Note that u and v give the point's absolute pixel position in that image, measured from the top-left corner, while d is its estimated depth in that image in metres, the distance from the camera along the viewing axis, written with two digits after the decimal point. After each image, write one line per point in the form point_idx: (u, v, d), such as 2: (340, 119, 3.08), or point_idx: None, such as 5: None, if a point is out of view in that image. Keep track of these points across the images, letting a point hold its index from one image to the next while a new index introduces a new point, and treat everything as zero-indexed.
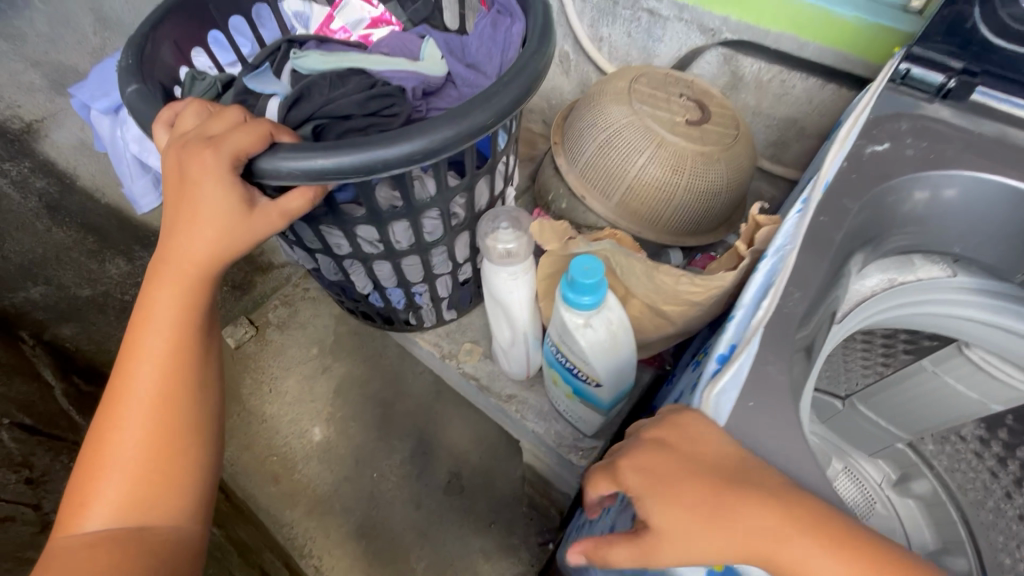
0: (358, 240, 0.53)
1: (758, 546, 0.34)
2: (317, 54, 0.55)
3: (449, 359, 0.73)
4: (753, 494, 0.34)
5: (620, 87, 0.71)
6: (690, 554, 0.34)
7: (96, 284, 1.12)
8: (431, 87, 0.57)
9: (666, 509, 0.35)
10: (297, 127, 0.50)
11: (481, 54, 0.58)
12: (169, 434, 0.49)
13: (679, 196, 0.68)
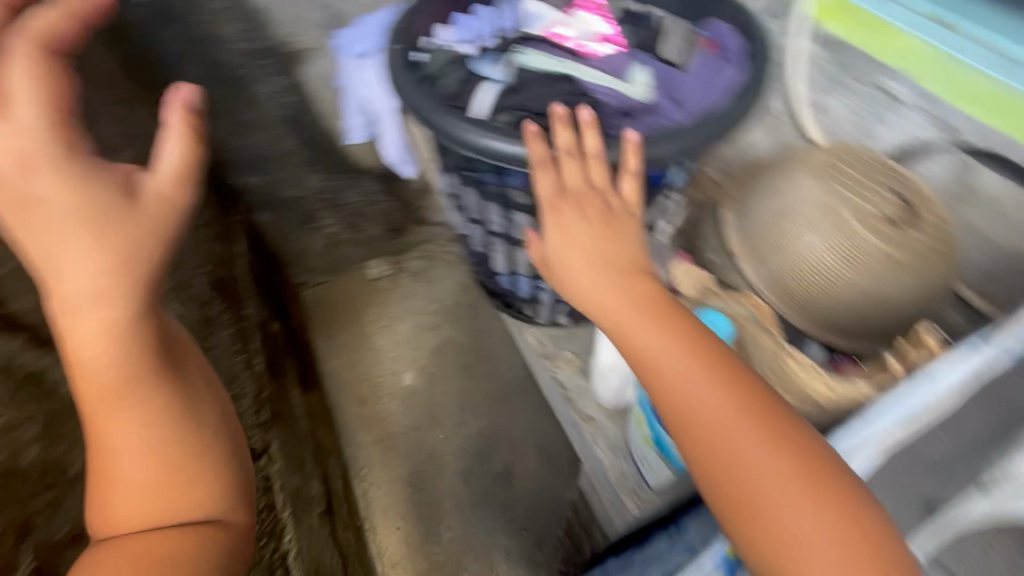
0: (514, 223, 0.63)
1: (619, 304, 0.51)
2: (541, 56, 0.62)
3: (546, 360, 0.76)
4: (628, 279, 0.51)
5: (821, 161, 0.66)
6: (580, 280, 0.53)
7: (298, 189, 1.47)
8: (629, 109, 0.59)
9: (575, 240, 0.54)
10: (502, 114, 0.56)
11: (689, 93, 0.60)
12: (172, 455, 0.46)
13: (845, 294, 0.63)
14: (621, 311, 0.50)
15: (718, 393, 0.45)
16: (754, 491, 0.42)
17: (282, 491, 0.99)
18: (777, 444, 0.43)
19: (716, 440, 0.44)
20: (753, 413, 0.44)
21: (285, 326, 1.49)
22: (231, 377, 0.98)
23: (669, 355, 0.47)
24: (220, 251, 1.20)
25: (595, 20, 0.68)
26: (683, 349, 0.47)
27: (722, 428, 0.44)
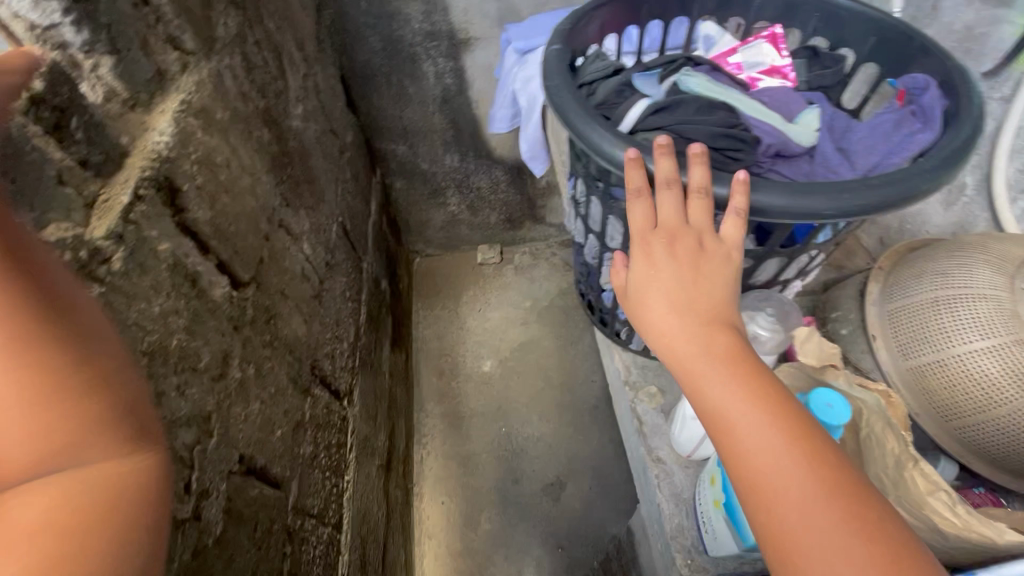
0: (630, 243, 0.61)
1: (695, 348, 0.48)
2: (704, 79, 0.58)
3: (629, 388, 0.73)
4: (711, 323, 0.49)
5: (1009, 255, 0.59)
6: (658, 313, 0.51)
7: (433, 165, 1.59)
8: (786, 151, 0.54)
9: (662, 271, 0.52)
10: (646, 131, 0.54)
11: (860, 146, 0.55)
12: (54, 394, 0.30)
13: (998, 409, 0.57)
14: (698, 366, 0.48)
15: (794, 478, 0.41)
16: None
17: (353, 434, 1.07)
18: (867, 550, 0.37)
19: (792, 532, 0.40)
20: (835, 507, 0.39)
21: (392, 287, 1.60)
22: (337, 320, 1.08)
23: (742, 424, 0.44)
24: (356, 207, 1.33)
25: (770, 53, 0.64)
26: (757, 420, 0.44)
27: (800, 522, 0.40)
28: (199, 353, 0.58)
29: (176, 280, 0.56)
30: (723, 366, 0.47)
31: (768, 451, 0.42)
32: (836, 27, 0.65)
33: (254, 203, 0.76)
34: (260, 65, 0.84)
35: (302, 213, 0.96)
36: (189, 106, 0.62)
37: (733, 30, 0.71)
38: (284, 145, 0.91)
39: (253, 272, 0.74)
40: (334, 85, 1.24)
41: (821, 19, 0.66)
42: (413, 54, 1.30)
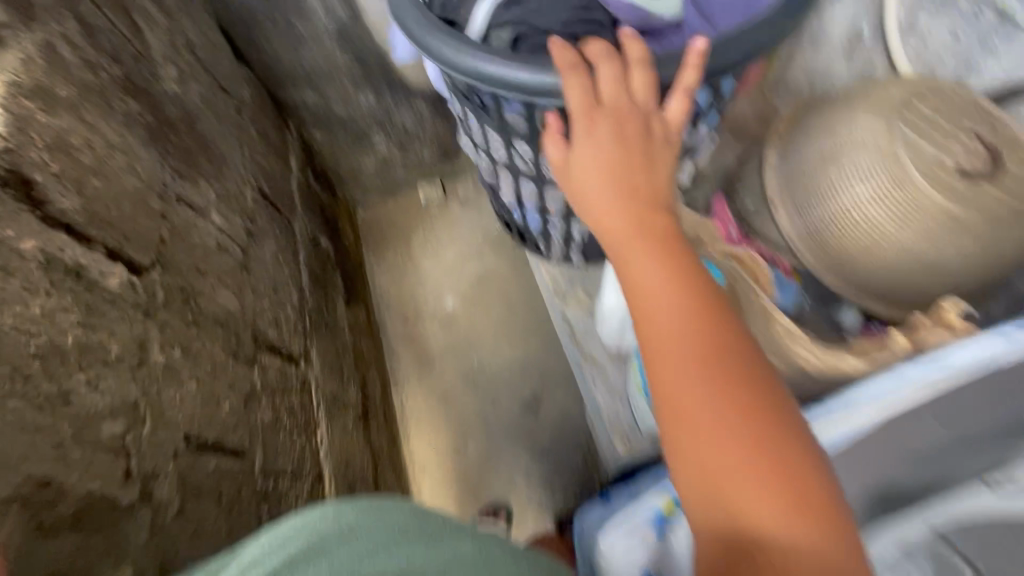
0: (517, 155, 0.62)
1: (638, 225, 0.49)
2: None
3: (557, 297, 0.76)
4: (654, 209, 0.50)
5: (885, 103, 0.70)
6: (601, 185, 0.51)
7: (348, 107, 1.49)
8: (650, 28, 0.58)
9: (603, 148, 0.51)
10: (498, 29, 0.57)
11: (721, 10, 0.58)
12: None
13: (878, 237, 0.70)
14: (636, 241, 0.49)
15: (698, 347, 0.45)
16: (703, 446, 0.43)
17: (318, 393, 1.09)
18: (740, 405, 0.43)
19: (682, 390, 0.45)
20: (726, 373, 0.45)
21: (335, 243, 1.56)
22: (275, 286, 1.06)
23: (658, 296, 0.47)
24: (273, 167, 1.26)
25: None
26: (671, 295, 0.47)
27: (690, 383, 0.44)
28: (106, 344, 0.57)
29: (55, 275, 0.53)
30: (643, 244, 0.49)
31: (676, 322, 0.46)
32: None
33: (138, 180, 0.72)
34: (106, 27, 0.76)
35: (204, 182, 0.91)
36: (20, 86, 0.57)
37: None
38: (162, 114, 0.84)
39: (155, 252, 0.71)
40: (212, 36, 1.13)
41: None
42: None
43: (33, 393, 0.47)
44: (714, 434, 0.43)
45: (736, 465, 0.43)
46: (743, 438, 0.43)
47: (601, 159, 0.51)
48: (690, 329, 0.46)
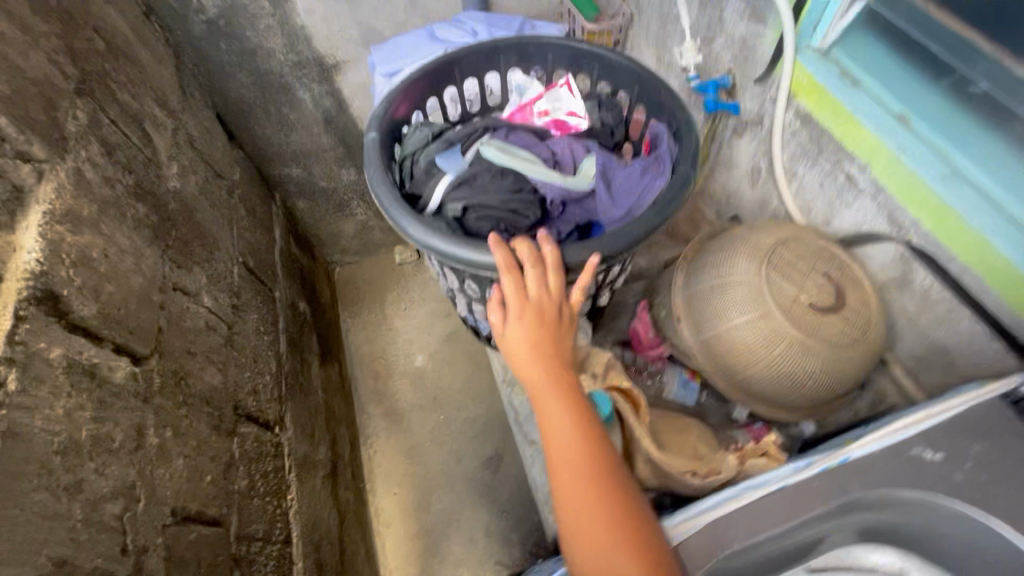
0: (467, 284, 0.76)
1: (548, 386, 0.58)
2: (495, 147, 0.73)
3: (506, 384, 0.88)
4: (562, 372, 0.59)
5: (763, 245, 0.71)
6: (520, 353, 0.60)
7: (331, 181, 1.63)
8: (571, 199, 0.73)
9: (521, 321, 0.61)
10: (451, 204, 0.69)
11: (623, 187, 0.71)
12: None
13: (762, 367, 0.69)
14: (545, 397, 0.58)
15: (583, 451, 0.54)
16: (584, 533, 0.51)
17: (290, 456, 1.17)
18: (626, 538, 0.49)
19: (570, 485, 0.53)
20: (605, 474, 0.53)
21: (313, 305, 1.65)
22: (255, 356, 1.15)
23: (554, 409, 0.57)
24: (258, 240, 1.37)
25: (568, 96, 0.78)
26: (564, 410, 0.57)
27: (576, 480, 0.53)
28: (111, 434, 0.66)
29: (74, 378, 0.63)
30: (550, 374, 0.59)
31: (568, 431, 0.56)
32: (613, 75, 0.78)
33: (141, 278, 0.82)
34: (121, 142, 0.88)
35: (197, 269, 1.01)
36: (53, 214, 0.68)
37: (540, 78, 0.83)
38: (165, 211, 0.95)
39: (155, 342, 0.81)
40: (210, 126, 1.26)
41: (601, 68, 0.78)
42: (285, 84, 1.34)
43: (53, 484, 0.57)
44: (592, 521, 0.50)
45: (608, 547, 0.49)
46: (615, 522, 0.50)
47: (520, 330, 0.60)
48: (579, 437, 0.55)
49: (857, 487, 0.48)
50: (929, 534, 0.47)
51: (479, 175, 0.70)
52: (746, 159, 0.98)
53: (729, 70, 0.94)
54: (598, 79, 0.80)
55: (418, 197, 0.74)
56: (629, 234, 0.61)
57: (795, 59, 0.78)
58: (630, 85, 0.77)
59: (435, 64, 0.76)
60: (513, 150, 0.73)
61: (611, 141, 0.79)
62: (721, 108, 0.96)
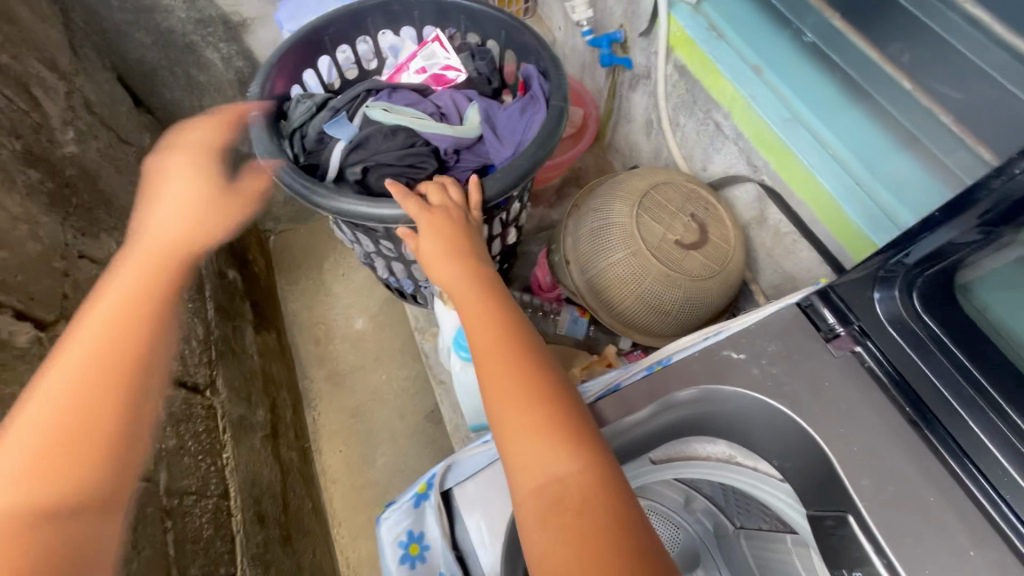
0: (381, 245, 0.74)
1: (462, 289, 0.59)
2: (381, 109, 0.75)
3: (418, 332, 0.94)
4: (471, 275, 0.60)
5: (638, 189, 0.79)
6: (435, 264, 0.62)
7: None
8: (462, 147, 0.76)
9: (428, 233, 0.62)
10: (350, 168, 0.72)
11: (507, 128, 0.76)
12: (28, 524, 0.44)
13: (635, 299, 0.77)
14: (460, 300, 0.58)
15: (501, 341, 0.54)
16: (519, 428, 0.48)
17: (224, 417, 1.20)
18: (543, 413, 0.48)
19: (490, 375, 0.51)
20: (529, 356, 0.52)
21: (245, 272, 1.64)
22: None
23: (486, 312, 0.56)
24: None
25: (440, 50, 0.82)
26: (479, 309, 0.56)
27: (511, 373, 0.51)
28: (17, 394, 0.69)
29: None
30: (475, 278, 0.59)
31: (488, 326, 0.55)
32: (479, 25, 0.83)
33: (40, 244, 0.82)
34: (4, 107, 0.86)
35: (105, 235, 1.00)
36: None
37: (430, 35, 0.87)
38: (62, 177, 0.94)
39: (60, 309, 0.81)
40: (113, 90, 1.22)
41: (467, 20, 0.83)
42: (188, 44, 1.28)
43: None
44: (531, 417, 0.48)
45: (539, 435, 0.47)
46: (549, 408, 0.48)
47: (430, 239, 0.62)
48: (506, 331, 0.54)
49: (700, 394, 0.54)
50: (737, 418, 0.55)
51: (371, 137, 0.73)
52: (640, 111, 1.04)
53: (621, 25, 0.98)
54: (467, 32, 0.85)
55: (318, 167, 0.75)
56: (515, 167, 0.64)
57: (669, 13, 0.83)
58: (498, 32, 0.81)
59: (296, 37, 0.76)
60: (397, 108, 0.75)
61: (489, 88, 0.83)
62: (616, 63, 1.01)
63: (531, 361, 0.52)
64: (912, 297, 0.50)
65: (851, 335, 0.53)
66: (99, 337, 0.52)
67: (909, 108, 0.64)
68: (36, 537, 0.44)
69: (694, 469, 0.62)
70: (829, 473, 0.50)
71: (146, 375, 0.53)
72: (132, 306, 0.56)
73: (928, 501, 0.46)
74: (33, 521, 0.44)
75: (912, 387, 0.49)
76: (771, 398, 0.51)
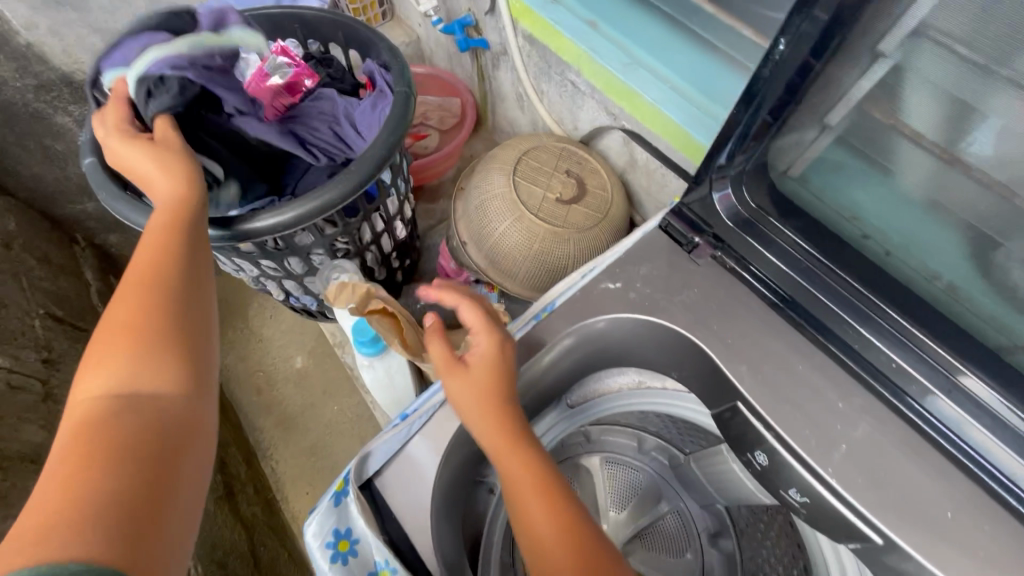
0: (263, 265, 0.73)
1: (498, 432, 0.49)
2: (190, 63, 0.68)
3: (338, 347, 0.94)
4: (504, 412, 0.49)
5: (511, 157, 0.81)
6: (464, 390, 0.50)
7: None
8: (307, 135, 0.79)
9: (478, 359, 0.52)
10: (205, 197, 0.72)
11: (366, 124, 0.79)
12: (69, 442, 0.40)
13: (531, 262, 0.79)
14: (499, 448, 0.48)
15: (553, 508, 0.45)
16: None
17: None
18: None
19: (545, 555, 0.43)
20: (581, 530, 0.44)
21: None
22: None
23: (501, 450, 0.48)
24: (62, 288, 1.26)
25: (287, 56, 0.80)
26: (525, 466, 0.47)
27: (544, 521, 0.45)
28: None
29: None
30: (511, 424, 0.49)
31: (532, 488, 0.46)
32: (316, 31, 0.84)
33: None
34: None
35: None
36: None
37: None
38: None
39: None
40: None
41: (302, 27, 0.85)
42: (33, 114, 1.11)
43: None
44: None
45: None
46: None
47: (479, 368, 0.51)
48: (552, 497, 0.46)
49: (587, 328, 0.57)
50: (628, 344, 0.59)
51: (211, 139, 0.69)
52: (509, 87, 1.07)
53: (469, 9, 1.00)
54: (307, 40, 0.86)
55: None
56: (371, 155, 0.64)
57: None
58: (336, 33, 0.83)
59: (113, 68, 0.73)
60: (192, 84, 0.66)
61: (346, 85, 0.84)
62: (474, 46, 1.03)
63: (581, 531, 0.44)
64: (741, 191, 0.56)
65: (708, 243, 0.57)
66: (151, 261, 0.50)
67: (728, 38, 0.70)
68: (131, 408, 0.43)
69: (612, 405, 0.65)
70: (711, 370, 0.54)
71: (195, 292, 0.51)
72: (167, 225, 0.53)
73: (797, 369, 0.52)
74: (116, 410, 0.42)
75: (774, 282, 0.54)
76: (649, 314, 0.55)
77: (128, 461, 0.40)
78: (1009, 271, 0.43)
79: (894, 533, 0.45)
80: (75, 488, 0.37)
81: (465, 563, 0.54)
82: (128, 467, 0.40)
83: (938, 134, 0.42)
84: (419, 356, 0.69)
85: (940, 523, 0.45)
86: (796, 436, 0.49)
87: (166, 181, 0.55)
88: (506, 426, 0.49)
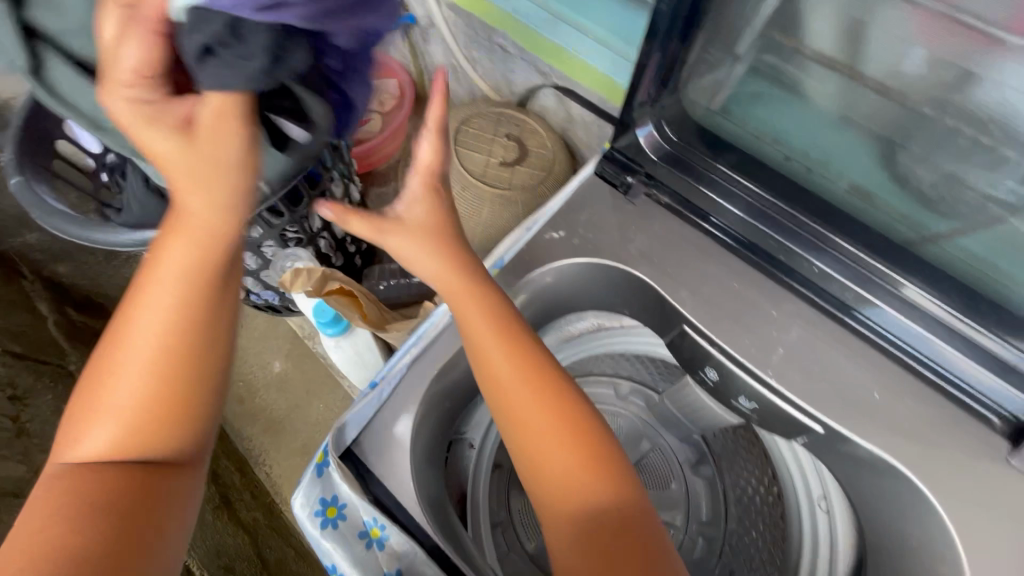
0: None
1: (449, 273, 0.51)
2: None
3: None
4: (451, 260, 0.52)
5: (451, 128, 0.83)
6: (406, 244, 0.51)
7: None
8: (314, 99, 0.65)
9: (415, 214, 0.52)
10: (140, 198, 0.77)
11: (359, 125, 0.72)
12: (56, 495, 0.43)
13: (484, 227, 0.82)
14: (457, 292, 0.51)
15: (517, 354, 0.49)
16: (540, 452, 0.47)
17: None
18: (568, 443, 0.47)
19: (511, 394, 0.48)
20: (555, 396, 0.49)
21: None
22: None
23: (464, 305, 0.50)
24: None
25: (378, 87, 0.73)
26: (482, 308, 0.50)
27: (569, 478, 0.46)
28: None
29: None
30: (467, 270, 0.52)
31: (488, 328, 0.50)
32: None
33: None
34: None
35: None
36: None
37: None
38: None
39: None
40: None
41: None
42: None
43: None
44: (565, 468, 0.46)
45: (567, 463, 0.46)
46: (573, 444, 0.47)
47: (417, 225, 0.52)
48: (515, 343, 0.50)
49: (535, 278, 0.59)
50: (580, 287, 0.62)
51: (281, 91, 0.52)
52: (441, 59, 1.06)
53: None
54: None
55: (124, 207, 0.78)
56: None
57: None
58: None
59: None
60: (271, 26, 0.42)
61: None
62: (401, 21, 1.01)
63: (548, 383, 0.49)
64: (664, 126, 0.57)
65: (641, 182, 0.60)
66: (166, 309, 0.43)
67: None
68: (113, 465, 0.44)
69: (579, 349, 0.68)
70: (656, 300, 0.58)
71: (213, 341, 0.46)
72: (190, 268, 0.44)
73: (733, 287, 0.56)
74: (101, 471, 0.43)
75: (736, 232, 0.56)
76: (595, 255, 0.58)
77: (99, 516, 0.42)
78: (909, 166, 0.47)
79: (832, 419, 0.50)
80: (45, 544, 0.40)
81: (452, 511, 0.57)
82: (99, 522, 0.41)
83: (837, 49, 0.44)
84: (381, 329, 0.74)
85: (870, 404, 0.51)
86: (739, 347, 0.53)
87: (188, 204, 0.43)
88: (464, 275, 0.51)
